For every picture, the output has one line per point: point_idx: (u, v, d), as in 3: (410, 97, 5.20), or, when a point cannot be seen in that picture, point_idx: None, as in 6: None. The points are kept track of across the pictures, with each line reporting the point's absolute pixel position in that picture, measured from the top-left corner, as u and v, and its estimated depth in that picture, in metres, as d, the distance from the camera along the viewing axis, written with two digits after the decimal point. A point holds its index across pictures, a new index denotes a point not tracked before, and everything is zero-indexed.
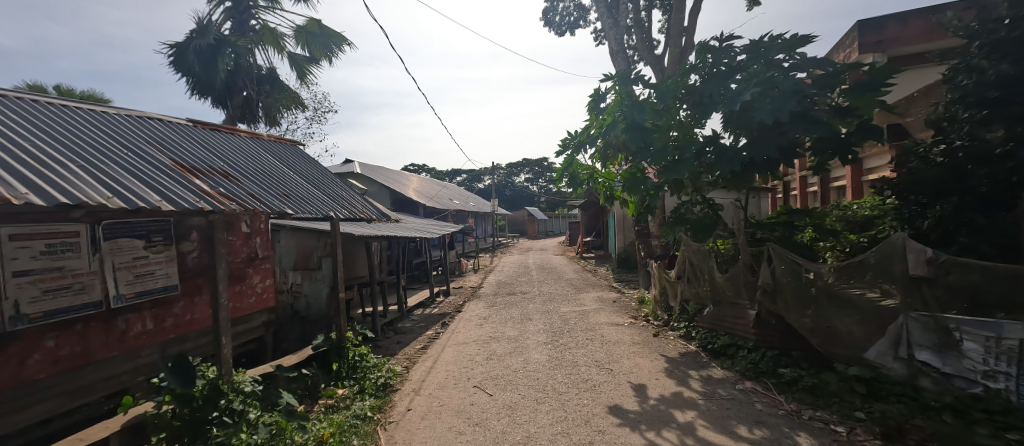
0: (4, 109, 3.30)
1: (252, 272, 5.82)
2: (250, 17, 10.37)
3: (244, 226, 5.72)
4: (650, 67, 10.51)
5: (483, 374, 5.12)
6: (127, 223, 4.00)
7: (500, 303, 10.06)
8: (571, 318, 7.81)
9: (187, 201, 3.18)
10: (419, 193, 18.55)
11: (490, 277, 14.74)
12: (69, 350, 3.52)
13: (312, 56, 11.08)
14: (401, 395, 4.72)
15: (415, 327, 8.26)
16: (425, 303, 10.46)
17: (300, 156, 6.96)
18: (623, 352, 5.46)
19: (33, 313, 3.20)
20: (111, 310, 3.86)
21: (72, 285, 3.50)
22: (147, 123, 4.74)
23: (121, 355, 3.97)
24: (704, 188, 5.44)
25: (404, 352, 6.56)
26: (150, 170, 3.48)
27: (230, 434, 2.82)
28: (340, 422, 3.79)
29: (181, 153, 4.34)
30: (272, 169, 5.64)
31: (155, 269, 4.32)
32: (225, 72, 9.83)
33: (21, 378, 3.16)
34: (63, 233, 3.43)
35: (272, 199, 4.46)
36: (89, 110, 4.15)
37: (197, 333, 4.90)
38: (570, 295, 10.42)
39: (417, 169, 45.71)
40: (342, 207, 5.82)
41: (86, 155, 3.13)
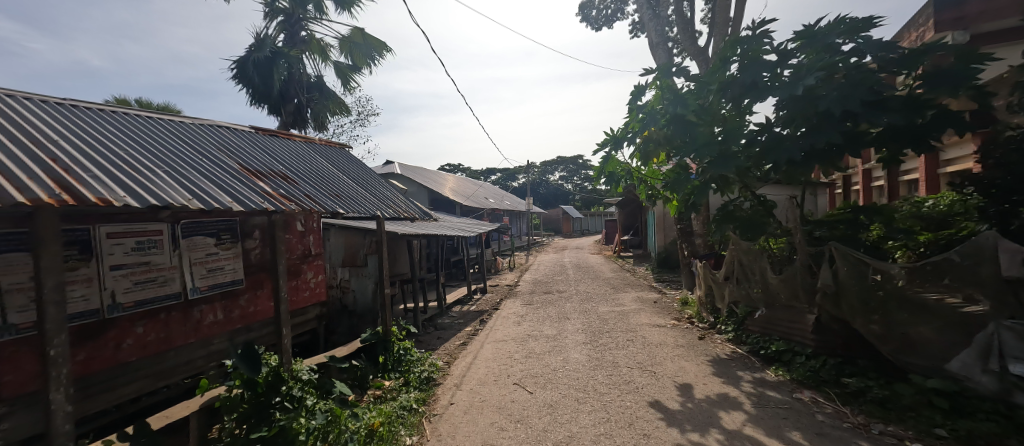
0: (102, 122, 3.74)
1: (306, 268, 6.21)
2: (300, 29, 11.01)
3: (299, 224, 6.13)
4: (693, 58, 10.08)
5: (522, 372, 5.16)
6: (201, 223, 4.41)
7: (537, 302, 10.07)
8: (609, 319, 7.67)
9: (253, 202, 3.46)
10: (456, 193, 18.89)
11: (527, 275, 14.76)
12: (155, 336, 3.94)
13: (355, 63, 11.62)
14: (444, 389, 4.87)
15: (454, 323, 8.47)
16: (464, 300, 10.69)
17: (348, 159, 7.34)
18: (667, 355, 5.28)
19: (127, 302, 3.65)
20: (189, 301, 4.29)
21: (157, 277, 3.93)
22: (217, 131, 5.19)
23: (196, 342, 4.39)
24: (754, 183, 5.12)
25: (445, 348, 6.75)
26: (221, 174, 3.83)
27: (291, 418, 3.01)
28: (389, 412, 3.97)
29: (246, 158, 4.72)
30: (324, 171, 6.00)
31: (225, 264, 4.73)
32: (278, 82, 10.54)
33: (117, 360, 3.59)
34: (149, 232, 3.86)
35: (325, 199, 4.75)
36: (169, 121, 4.61)
37: (260, 324, 5.30)
38: (608, 294, 10.24)
39: (454, 169, 46.55)
40: (388, 206, 6.08)
41: (169, 161, 3.49)
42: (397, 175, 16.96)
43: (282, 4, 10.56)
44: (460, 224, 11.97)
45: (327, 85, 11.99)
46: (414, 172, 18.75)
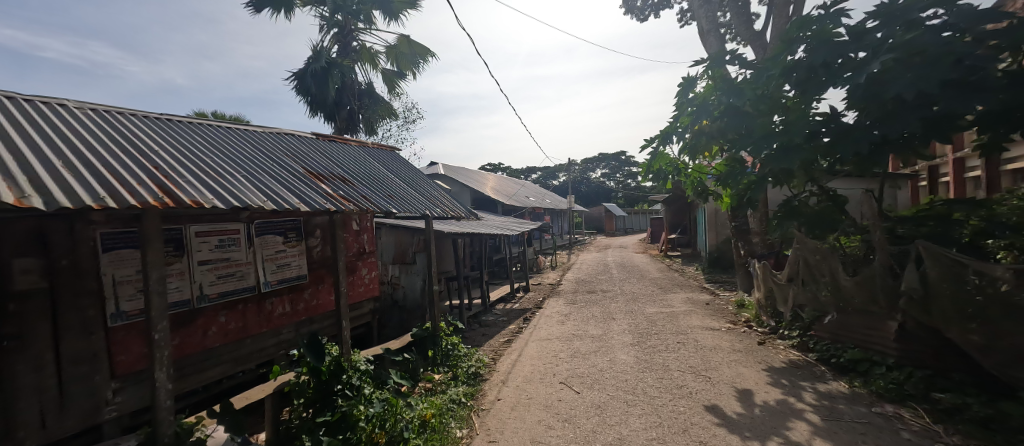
0: (190, 133, 4.20)
1: (361, 265, 6.58)
2: (352, 39, 11.60)
3: (355, 224, 6.49)
4: (748, 43, 9.42)
5: (568, 371, 5.13)
6: (272, 222, 4.82)
7: (581, 301, 9.95)
8: (658, 320, 7.40)
9: (316, 202, 3.73)
10: (498, 192, 19.09)
11: (570, 274, 14.63)
12: (235, 325, 4.36)
13: (401, 70, 12.07)
14: (491, 385, 4.96)
15: (498, 321, 8.58)
16: (507, 297, 10.80)
17: (399, 161, 7.67)
18: (723, 360, 5.01)
19: (212, 293, 4.10)
20: (263, 293, 4.71)
21: (236, 272, 4.36)
22: (283, 138, 5.64)
23: (268, 331, 4.80)
24: (821, 176, 4.63)
25: (490, 344, 6.86)
26: (289, 178, 4.16)
27: (352, 405, 3.22)
28: (440, 404, 4.13)
29: (309, 162, 5.09)
30: (378, 173, 6.32)
31: (292, 260, 5.14)
32: (333, 90, 11.19)
33: (204, 345, 4.03)
34: (229, 231, 4.30)
35: (380, 199, 5.01)
36: (243, 131, 5.08)
37: (322, 316, 5.68)
38: (655, 295, 9.88)
39: (495, 167, 47.04)
40: (436, 205, 6.29)
41: (244, 167, 3.85)
42: (442, 176, 17.41)
43: (336, 17, 11.20)
44: (502, 223, 12.06)
45: (376, 92, 12.56)
46: (457, 172, 19.17)
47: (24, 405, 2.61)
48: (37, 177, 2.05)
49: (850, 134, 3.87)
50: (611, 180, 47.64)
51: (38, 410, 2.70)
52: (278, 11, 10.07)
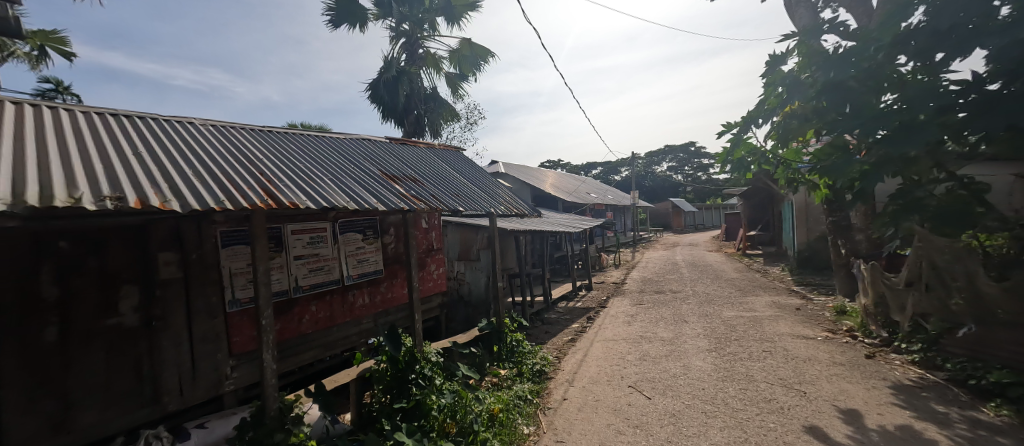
0: (285, 142, 4.69)
1: (430, 261, 6.90)
2: (418, 47, 12.15)
3: (424, 222, 6.81)
4: (847, 12, 8.25)
5: (637, 375, 4.93)
6: (353, 221, 5.23)
7: (648, 302, 9.50)
8: (737, 325, 6.80)
9: (391, 202, 3.96)
10: (559, 189, 18.90)
11: (635, 273, 14.06)
12: (323, 314, 4.80)
13: (463, 73, 12.42)
14: (557, 383, 4.94)
15: (561, 319, 8.50)
16: (569, 295, 10.65)
17: (464, 160, 7.91)
18: (820, 373, 4.47)
19: (305, 285, 4.58)
20: (345, 286, 5.13)
21: (324, 266, 4.81)
22: (361, 143, 6.08)
23: (351, 321, 5.22)
24: (952, 162, 3.92)
25: (554, 342, 6.82)
26: (368, 180, 4.47)
27: (425, 394, 3.41)
28: (507, 400, 4.19)
29: (385, 165, 5.43)
30: (445, 173, 6.56)
31: (370, 256, 5.52)
32: (401, 97, 11.87)
33: (298, 331, 4.49)
34: (318, 229, 4.74)
35: (448, 198, 5.20)
36: (327, 138, 5.56)
37: (396, 309, 6.01)
38: (732, 297, 9.10)
39: (554, 164, 46.70)
40: (500, 203, 6.37)
41: (329, 171, 4.22)
42: (503, 174, 17.65)
43: (404, 27, 11.81)
44: (564, 220, 11.91)
45: (441, 95, 13.07)
46: (517, 170, 19.34)
47: (167, 375, 3.19)
48: (174, 185, 2.43)
49: (997, 108, 3.21)
50: (680, 174, 44.86)
51: (176, 379, 3.25)
52: (354, 25, 10.88)
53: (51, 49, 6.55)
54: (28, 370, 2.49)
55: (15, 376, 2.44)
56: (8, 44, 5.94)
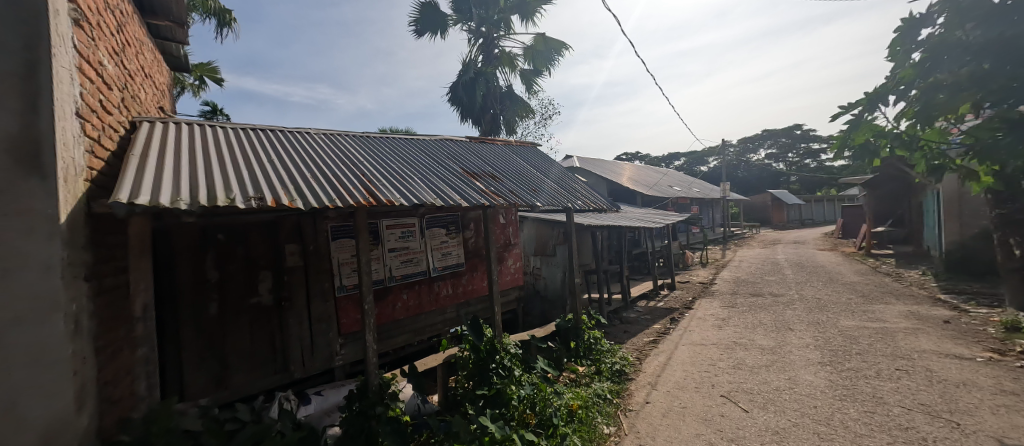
0: (380, 146, 5.18)
1: (507, 256, 7.07)
2: (494, 47, 12.44)
3: (501, 218, 7.01)
4: None
5: (731, 384, 4.55)
6: (438, 217, 5.57)
7: (742, 305, 8.66)
8: (858, 337, 5.89)
9: (474, 199, 4.14)
10: (638, 182, 18.05)
11: (726, 273, 12.87)
12: (412, 302, 5.22)
13: (537, 69, 12.44)
14: (638, 385, 4.78)
15: (642, 319, 8.15)
16: (649, 295, 10.16)
17: (540, 156, 7.96)
18: (979, 403, 3.68)
19: (397, 275, 5.04)
20: (431, 277, 5.50)
21: (413, 258, 5.23)
22: (443, 143, 6.47)
23: (436, 310, 5.56)
24: None
25: (635, 342, 6.58)
26: (452, 178, 4.73)
27: (505, 384, 3.56)
28: (586, 397, 4.16)
29: (466, 163, 5.70)
30: (522, 169, 6.67)
31: (453, 250, 5.80)
32: (479, 97, 12.30)
33: (391, 316, 4.95)
34: (408, 225, 5.16)
35: (526, 194, 5.28)
36: (414, 141, 6.03)
37: (477, 300, 6.21)
38: (852, 305, 7.89)
39: (632, 157, 44.63)
40: (578, 198, 6.28)
41: (417, 170, 4.55)
42: (578, 169, 17.35)
43: (481, 29, 12.17)
44: (644, 215, 11.33)
45: (516, 93, 13.25)
46: (593, 164, 18.90)
47: (293, 348, 3.76)
48: (299, 186, 2.85)
49: None
50: (781, 162, 39.85)
51: (299, 352, 3.80)
52: (435, 33, 11.53)
53: (206, 78, 8.01)
54: (198, 336, 3.20)
55: (190, 339, 3.17)
56: (179, 77, 7.40)
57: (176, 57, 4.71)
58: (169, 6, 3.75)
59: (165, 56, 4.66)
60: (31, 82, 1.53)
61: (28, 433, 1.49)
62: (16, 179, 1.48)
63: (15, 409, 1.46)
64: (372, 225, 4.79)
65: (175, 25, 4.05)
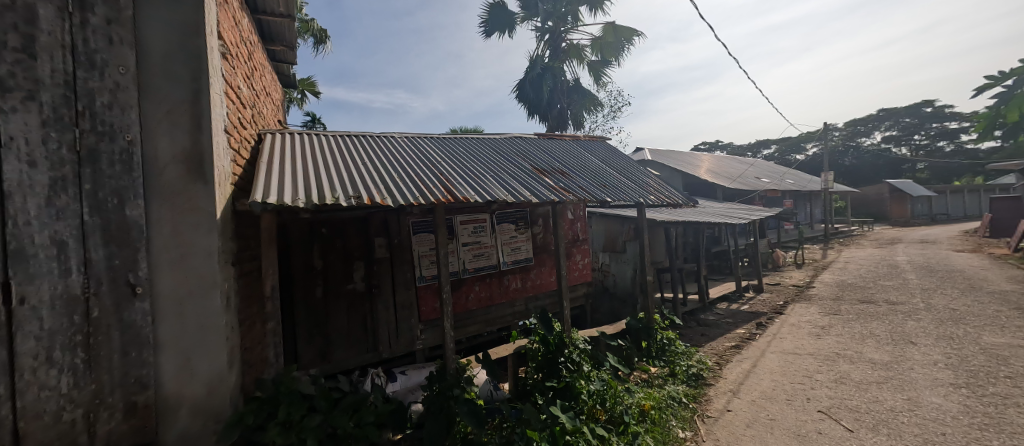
0: (454, 146, 5.49)
1: (575, 251, 7.07)
2: (561, 41, 12.35)
3: (569, 213, 7.01)
4: None
5: (830, 399, 4.12)
6: (509, 212, 5.74)
7: (847, 313, 7.67)
8: (1005, 358, 4.93)
9: (543, 195, 4.23)
10: (718, 174, 16.74)
11: (826, 275, 11.45)
12: (483, 294, 5.50)
13: (606, 59, 12.12)
14: (716, 391, 4.53)
15: (722, 322, 7.62)
16: (731, 296, 9.44)
17: (610, 150, 7.79)
18: None
19: (470, 267, 5.35)
20: (501, 271, 5.71)
21: (484, 252, 5.49)
22: (513, 141, 6.65)
23: (506, 302, 5.77)
24: None
25: (714, 346, 6.21)
26: (522, 175, 4.86)
27: (574, 377, 3.62)
28: (659, 398, 4.06)
29: (535, 160, 5.80)
30: (592, 164, 6.59)
31: (522, 244, 5.92)
32: (545, 92, 12.33)
33: (464, 306, 5.29)
34: (479, 220, 5.42)
35: (596, 189, 5.22)
36: (484, 140, 6.27)
37: (546, 294, 6.25)
38: (999, 318, 6.58)
39: (711, 147, 41.38)
40: (651, 193, 6.03)
41: (489, 168, 4.76)
42: (651, 162, 16.59)
43: (548, 24, 12.16)
44: (726, 210, 10.52)
45: (583, 86, 13.04)
46: (666, 156, 17.93)
47: (381, 331, 4.19)
48: (387, 186, 3.17)
49: None
50: (900, 147, 34.13)
51: (386, 335, 4.22)
52: (503, 32, 11.78)
53: (308, 92, 9.13)
54: (307, 315, 3.76)
55: (302, 318, 3.73)
56: (287, 93, 8.53)
57: (286, 75, 5.46)
58: (283, 32, 4.36)
59: (278, 76, 5.43)
60: (196, 106, 1.93)
61: (197, 384, 1.89)
62: (187, 183, 1.88)
63: (189, 364, 1.87)
64: (448, 220, 5.13)
65: (287, 48, 4.70)
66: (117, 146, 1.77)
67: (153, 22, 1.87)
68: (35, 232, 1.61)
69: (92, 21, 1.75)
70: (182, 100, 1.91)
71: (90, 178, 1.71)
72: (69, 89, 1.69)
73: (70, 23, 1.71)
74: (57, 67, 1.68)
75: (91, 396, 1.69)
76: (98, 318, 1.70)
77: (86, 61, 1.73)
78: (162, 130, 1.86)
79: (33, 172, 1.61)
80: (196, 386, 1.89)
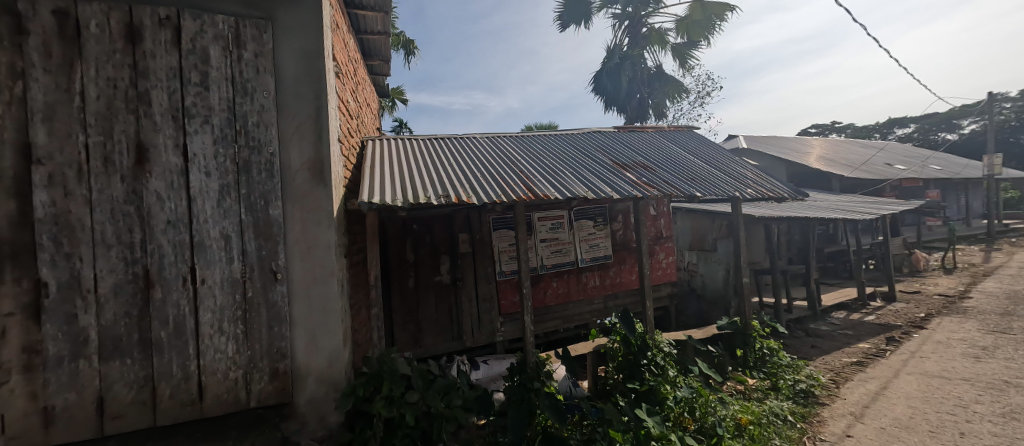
0: (533, 144, 5.60)
1: (659, 249, 6.72)
2: (642, 27, 11.74)
3: (652, 209, 6.70)
4: None
5: (993, 438, 3.39)
6: (587, 208, 5.67)
7: (1020, 332, 6.18)
8: None
9: (625, 191, 4.11)
10: (832, 162, 14.55)
11: (989, 284, 9.32)
12: (561, 290, 5.54)
13: (693, 40, 11.26)
14: (832, 413, 3.99)
15: (839, 333, 6.66)
16: (850, 304, 8.18)
17: (699, 140, 7.24)
18: None
19: (547, 264, 5.43)
20: (579, 267, 5.67)
21: (562, 249, 5.51)
22: (592, 136, 6.55)
23: (584, 300, 5.72)
24: None
25: (828, 361, 5.46)
26: (603, 171, 4.76)
27: (659, 381, 3.47)
28: (758, 413, 3.72)
29: (616, 155, 5.64)
30: (678, 156, 6.21)
31: (600, 241, 5.81)
32: (624, 82, 11.90)
33: (541, 302, 5.41)
34: (557, 217, 5.45)
35: (684, 184, 4.92)
36: (561, 136, 6.27)
37: (627, 293, 6.05)
38: None
39: (823, 130, 35.98)
40: (748, 186, 5.49)
41: (568, 165, 4.76)
42: (746, 151, 15.03)
43: (628, 10, 11.64)
44: (845, 203, 9.10)
45: (666, 72, 12.28)
46: (765, 143, 16.06)
47: (465, 322, 4.46)
48: (473, 186, 3.37)
49: None
50: None
51: (469, 325, 4.48)
52: (579, 23, 11.59)
53: (398, 100, 9.98)
54: (401, 303, 4.19)
55: (397, 305, 4.17)
56: (380, 102, 9.43)
57: (381, 86, 6.04)
58: (379, 48, 4.84)
59: (375, 87, 6.05)
60: (318, 121, 2.27)
61: (321, 357, 2.23)
62: (313, 187, 2.23)
63: (315, 339, 2.21)
64: (526, 217, 5.27)
65: (382, 62, 5.20)
66: (263, 157, 2.15)
67: (287, 52, 2.24)
68: (210, 228, 2.03)
69: (245, 56, 2.14)
70: (308, 117, 2.26)
71: (246, 184, 2.10)
72: (231, 113, 2.10)
73: (231, 59, 2.11)
74: (222, 95, 2.09)
75: (248, 361, 2.08)
76: (251, 297, 2.09)
77: (241, 89, 2.13)
78: (293, 142, 2.22)
79: (208, 180, 2.04)
80: (320, 359, 2.23)
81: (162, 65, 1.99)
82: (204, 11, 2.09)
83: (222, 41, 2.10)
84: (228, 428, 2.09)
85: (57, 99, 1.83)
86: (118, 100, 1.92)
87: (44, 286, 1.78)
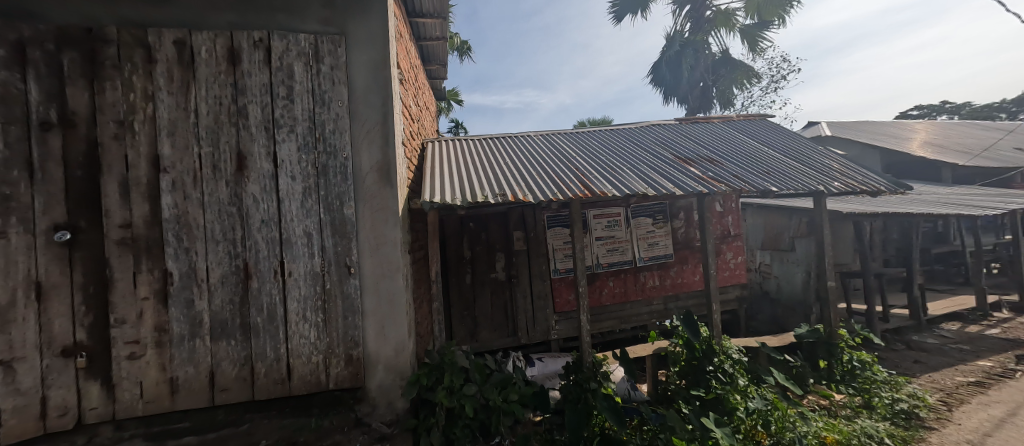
0: (589, 140, 5.51)
1: (726, 249, 6.29)
2: (705, 10, 11.01)
3: (718, 205, 6.30)
4: None
5: None
6: (646, 206, 5.47)
7: None
8: None
9: (689, 187, 3.91)
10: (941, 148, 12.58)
11: None
12: (617, 289, 5.41)
13: (764, 20, 10.34)
14: (941, 440, 3.47)
15: (950, 347, 5.76)
16: (966, 315, 7.03)
17: (774, 130, 6.64)
18: None
19: (603, 262, 5.33)
20: (637, 267, 5.49)
21: (619, 247, 5.37)
22: (651, 130, 6.30)
23: (642, 300, 5.52)
24: None
25: (935, 379, 4.76)
26: (664, 166, 4.56)
27: (727, 390, 3.25)
28: (846, 432, 3.34)
29: (678, 149, 5.37)
30: (749, 148, 5.76)
31: (660, 240, 5.57)
32: (685, 71, 11.30)
33: (597, 301, 5.33)
34: (614, 214, 5.33)
35: (756, 178, 4.56)
36: (618, 131, 6.10)
37: (689, 294, 5.73)
38: None
39: (929, 112, 31.25)
40: (833, 178, 4.94)
41: (627, 161, 4.63)
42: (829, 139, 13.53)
43: None
44: (959, 196, 7.83)
45: (733, 58, 11.43)
46: (854, 130, 14.31)
47: (521, 318, 4.52)
48: (529, 184, 3.41)
49: None
50: None
51: (524, 322, 4.53)
52: (636, 12, 11.16)
53: (453, 101, 10.33)
54: (459, 298, 4.36)
55: (455, 299, 4.34)
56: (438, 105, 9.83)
57: (438, 90, 6.30)
58: (437, 53, 5.06)
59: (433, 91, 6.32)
60: (385, 125, 2.43)
61: (389, 346, 2.39)
62: (381, 188, 2.39)
63: (383, 330, 2.38)
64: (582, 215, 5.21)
65: (440, 66, 5.43)
66: (338, 162, 2.34)
67: (358, 63, 2.42)
68: (296, 226, 2.27)
69: (323, 70, 2.35)
70: (376, 122, 2.43)
71: (324, 187, 2.31)
72: (312, 122, 2.32)
73: (311, 73, 2.33)
74: (305, 106, 2.32)
75: (327, 346, 2.29)
76: (330, 289, 2.30)
77: (320, 99, 2.34)
78: (364, 146, 2.39)
79: (294, 183, 2.27)
80: (388, 348, 2.39)
81: (256, 82, 2.25)
82: (290, 31, 2.34)
83: (304, 57, 2.33)
84: (311, 406, 2.32)
85: (177, 116, 2.15)
86: (223, 115, 2.21)
87: (170, 275, 2.11)
